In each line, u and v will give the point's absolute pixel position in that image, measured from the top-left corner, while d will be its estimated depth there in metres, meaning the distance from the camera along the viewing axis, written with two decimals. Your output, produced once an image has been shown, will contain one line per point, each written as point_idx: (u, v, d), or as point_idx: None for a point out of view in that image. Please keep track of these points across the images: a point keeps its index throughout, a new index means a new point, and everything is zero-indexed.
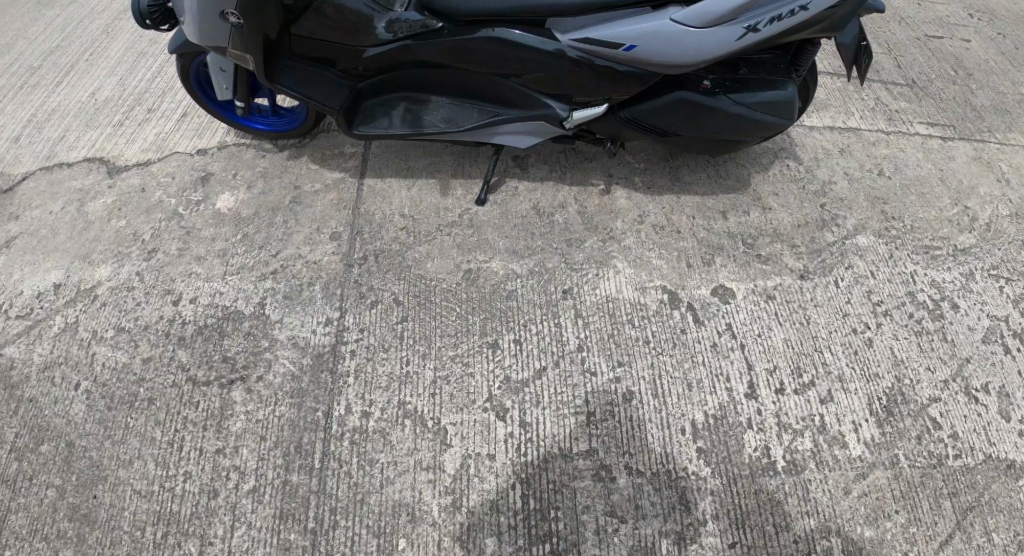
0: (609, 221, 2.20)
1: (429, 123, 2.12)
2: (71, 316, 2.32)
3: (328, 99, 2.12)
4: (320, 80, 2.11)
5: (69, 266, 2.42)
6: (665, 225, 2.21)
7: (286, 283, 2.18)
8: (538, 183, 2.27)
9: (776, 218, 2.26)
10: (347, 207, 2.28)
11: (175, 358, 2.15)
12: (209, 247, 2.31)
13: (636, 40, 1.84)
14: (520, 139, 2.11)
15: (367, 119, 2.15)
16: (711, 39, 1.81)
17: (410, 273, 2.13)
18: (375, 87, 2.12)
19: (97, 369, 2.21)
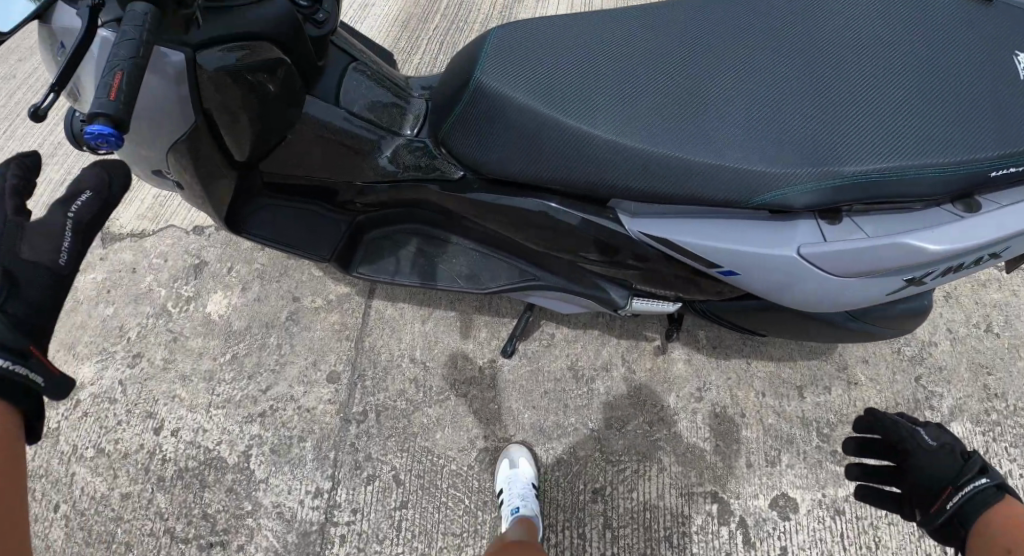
0: (662, 396, 1.81)
1: (446, 278, 1.70)
2: (54, 418, 2.05)
3: (314, 246, 1.67)
4: (306, 217, 1.66)
5: (53, 354, 2.12)
6: (729, 405, 1.80)
7: (275, 434, 1.89)
8: (582, 329, 1.89)
9: (863, 398, 1.81)
10: (351, 337, 1.95)
11: (152, 502, 1.91)
12: (194, 365, 2.01)
13: (741, 264, 1.41)
14: (557, 304, 1.72)
15: (371, 262, 1.72)
16: (845, 289, 1.40)
17: (415, 444, 1.80)
18: (378, 224, 1.71)
19: (78, 491, 1.95)
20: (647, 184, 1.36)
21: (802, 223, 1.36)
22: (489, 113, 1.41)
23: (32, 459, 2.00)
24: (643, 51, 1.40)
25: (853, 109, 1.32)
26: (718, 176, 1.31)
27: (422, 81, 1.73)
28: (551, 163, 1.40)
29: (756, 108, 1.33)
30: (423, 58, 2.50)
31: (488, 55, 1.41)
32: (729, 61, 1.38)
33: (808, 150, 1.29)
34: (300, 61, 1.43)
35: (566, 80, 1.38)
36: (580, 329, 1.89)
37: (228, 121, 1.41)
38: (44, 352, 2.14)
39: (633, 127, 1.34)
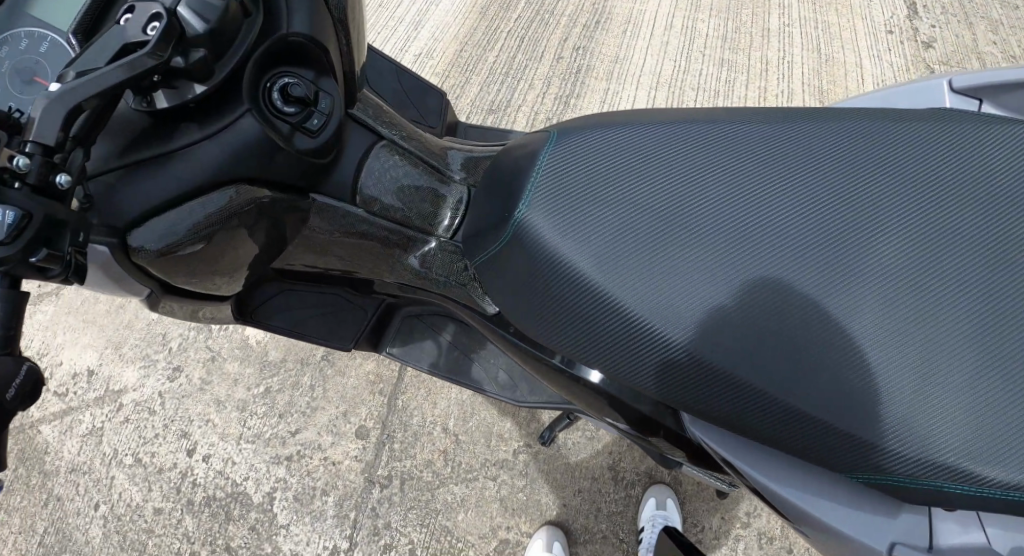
0: (703, 516, 1.66)
1: (477, 378, 1.60)
2: (98, 417, 2.00)
3: (340, 336, 1.57)
4: (326, 307, 1.56)
5: (104, 350, 2.07)
6: (776, 537, 1.62)
7: (299, 481, 1.85)
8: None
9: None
10: (384, 392, 1.88)
11: (181, 523, 1.87)
12: (229, 390, 1.97)
13: (807, 531, 1.11)
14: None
15: (402, 343, 1.63)
16: None
17: (436, 522, 1.73)
18: (409, 305, 1.62)
19: (117, 496, 1.90)
20: (701, 405, 1.08)
21: (906, 509, 1.08)
22: (528, 263, 1.14)
23: (76, 453, 1.96)
24: (744, 224, 1.08)
25: (989, 383, 1.01)
26: (792, 424, 1.04)
27: (462, 153, 1.53)
28: (587, 348, 1.12)
29: (864, 346, 1.03)
30: (499, 55, 2.30)
31: (544, 185, 1.13)
32: (852, 263, 1.05)
33: (914, 425, 1.00)
34: (292, 175, 1.22)
35: (633, 252, 1.09)
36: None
37: (214, 252, 1.18)
38: (94, 347, 2.07)
39: (700, 335, 1.05)
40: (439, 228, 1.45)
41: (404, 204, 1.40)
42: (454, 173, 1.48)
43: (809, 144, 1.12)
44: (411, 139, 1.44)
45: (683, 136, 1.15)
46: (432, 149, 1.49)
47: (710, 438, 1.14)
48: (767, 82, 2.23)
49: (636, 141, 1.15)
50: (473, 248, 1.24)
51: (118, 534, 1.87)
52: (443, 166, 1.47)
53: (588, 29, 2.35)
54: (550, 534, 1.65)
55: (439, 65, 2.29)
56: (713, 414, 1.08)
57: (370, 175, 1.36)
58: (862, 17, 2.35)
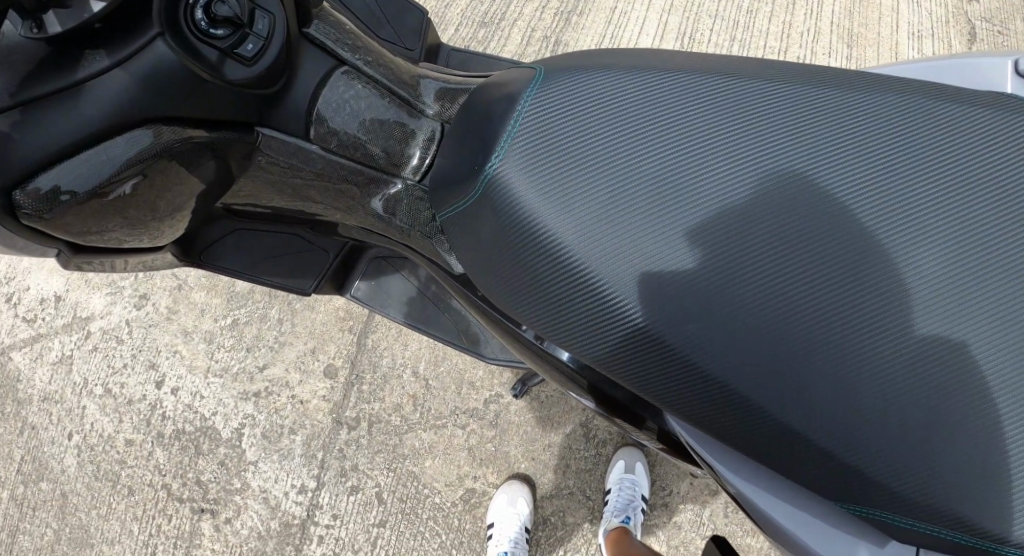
0: (675, 481, 1.67)
1: (449, 330, 1.51)
2: (67, 345, 1.95)
3: (299, 280, 1.46)
4: (285, 247, 1.45)
5: (70, 276, 1.99)
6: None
7: (267, 418, 1.81)
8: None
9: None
10: (353, 329, 1.81)
11: (151, 455, 1.84)
12: (197, 321, 1.91)
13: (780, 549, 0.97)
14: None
15: (369, 284, 1.53)
16: None
17: (403, 467, 1.70)
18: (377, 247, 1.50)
19: (89, 426, 1.88)
20: (665, 402, 0.95)
21: (894, 545, 0.91)
22: (492, 224, 1.00)
23: (47, 381, 1.92)
24: (739, 204, 0.94)
25: (994, 417, 0.87)
26: (761, 434, 0.91)
27: (434, 81, 1.28)
28: (543, 328, 0.99)
29: (858, 354, 0.89)
30: None
31: (522, 136, 0.99)
32: (856, 257, 0.91)
33: (899, 450, 0.87)
34: (234, 110, 1.07)
35: (609, 226, 0.95)
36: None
37: (145, 200, 1.07)
38: (60, 272, 2.00)
39: (669, 326, 0.92)
40: (406, 168, 1.23)
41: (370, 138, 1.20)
42: (424, 105, 1.24)
43: (832, 114, 0.96)
44: (376, 65, 1.21)
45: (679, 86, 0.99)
46: (401, 78, 1.24)
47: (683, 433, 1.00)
48: (790, 5, 2.00)
49: (631, 100, 0.99)
50: (437, 196, 1.08)
51: (91, 464, 1.85)
52: (413, 97, 1.24)
53: None
54: (515, 490, 1.64)
55: None
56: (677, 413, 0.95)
57: (332, 100, 1.16)
58: None
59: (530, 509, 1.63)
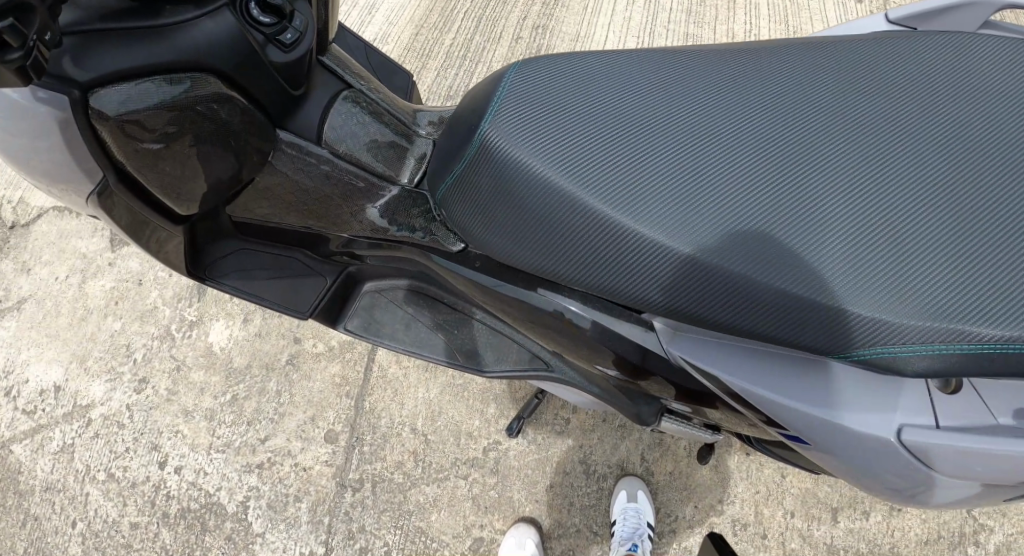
0: (677, 506, 1.74)
1: (440, 350, 1.39)
2: (68, 433, 1.93)
3: (293, 303, 1.40)
4: (279, 271, 1.40)
5: (68, 364, 1.99)
6: (751, 524, 1.72)
7: (272, 488, 1.81)
8: (602, 417, 1.80)
9: (902, 528, 1.71)
10: (351, 394, 1.85)
11: (158, 537, 1.81)
12: (196, 400, 1.92)
13: (812, 433, 1.03)
14: (579, 401, 1.40)
15: (361, 322, 1.42)
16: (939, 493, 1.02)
17: (410, 523, 1.73)
18: (372, 278, 1.42)
19: (93, 512, 1.85)
20: (683, 303, 1.00)
21: (907, 387, 1.00)
22: (497, 184, 1.05)
23: (49, 471, 1.89)
24: (719, 120, 1.02)
25: (1002, 247, 0.92)
26: (796, 317, 0.95)
27: (431, 113, 1.43)
28: (572, 262, 1.04)
29: (865, 229, 0.95)
30: (456, 38, 2.15)
31: (505, 102, 1.05)
32: (839, 150, 0.99)
33: (929, 301, 0.92)
34: (262, 98, 1.19)
35: (596, 151, 1.01)
36: (600, 419, 1.80)
37: (189, 151, 1.15)
38: (58, 361, 2.00)
39: (687, 230, 0.97)
40: (404, 176, 1.31)
41: (371, 156, 1.30)
42: (417, 129, 1.38)
43: (767, 57, 1.08)
44: (375, 91, 1.37)
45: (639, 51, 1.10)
46: (399, 108, 1.40)
47: (683, 334, 1.09)
48: None
49: (595, 55, 1.09)
50: (434, 182, 1.14)
51: (97, 551, 1.81)
52: (407, 121, 1.38)
53: (546, 7, 2.23)
54: (523, 533, 1.67)
55: (394, 50, 2.15)
56: (710, 318, 1.00)
57: (338, 118, 1.29)
58: None
59: (538, 550, 1.66)
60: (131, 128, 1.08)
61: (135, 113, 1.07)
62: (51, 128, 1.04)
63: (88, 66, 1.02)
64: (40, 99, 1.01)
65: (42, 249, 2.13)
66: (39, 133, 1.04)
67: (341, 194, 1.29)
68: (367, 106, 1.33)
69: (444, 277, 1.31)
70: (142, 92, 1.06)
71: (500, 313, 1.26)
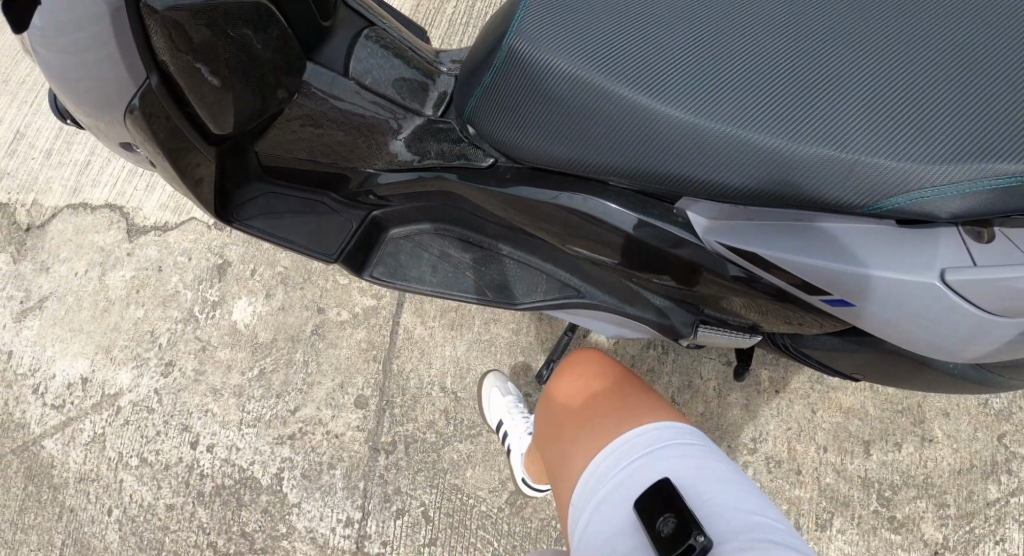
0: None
1: (468, 288, 1.42)
2: (98, 423, 1.88)
3: (322, 245, 1.39)
4: (308, 213, 1.39)
5: (94, 355, 1.94)
6: (784, 460, 1.73)
7: (305, 458, 1.81)
8: (628, 364, 1.82)
9: (935, 458, 1.71)
10: (378, 358, 1.86)
11: (194, 516, 1.79)
12: (224, 378, 1.89)
13: (854, 289, 1.06)
14: (608, 329, 1.44)
15: (388, 266, 1.44)
16: (967, 342, 1.06)
17: (444, 482, 1.74)
18: (397, 222, 1.44)
19: (128, 498, 1.82)
20: (709, 179, 1.02)
21: (943, 238, 1.00)
22: (527, 88, 1.08)
23: (80, 461, 1.86)
24: (737, 6, 1.04)
25: (1020, 86, 0.94)
26: (832, 177, 0.97)
27: (454, 53, 1.47)
28: (607, 150, 1.06)
29: (885, 85, 0.97)
30: (458, 5, 2.15)
31: (529, 10, 1.07)
32: (859, 21, 1.01)
33: (951, 146, 0.93)
34: (294, 19, 1.24)
35: (613, 41, 1.04)
36: (626, 365, 1.82)
37: (218, 74, 1.16)
38: (85, 354, 1.95)
39: (717, 103, 0.99)
40: (428, 104, 1.38)
41: (396, 88, 1.37)
42: (441, 67, 1.43)
43: None
44: (398, 30, 1.44)
45: None
46: (423, 48, 1.45)
47: (719, 215, 1.10)
48: None
49: None
50: (461, 93, 1.17)
51: (135, 535, 1.79)
52: (430, 60, 1.43)
53: None
54: None
55: None
56: (748, 190, 1.01)
57: (363, 52, 1.37)
58: None
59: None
60: (175, 27, 1.08)
61: (179, 10, 1.07)
62: (99, 17, 0.99)
63: None
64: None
65: (59, 245, 2.06)
66: (85, 23, 1.00)
67: (368, 126, 1.35)
68: (391, 45, 1.40)
69: (475, 203, 1.33)
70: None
71: (530, 227, 1.28)
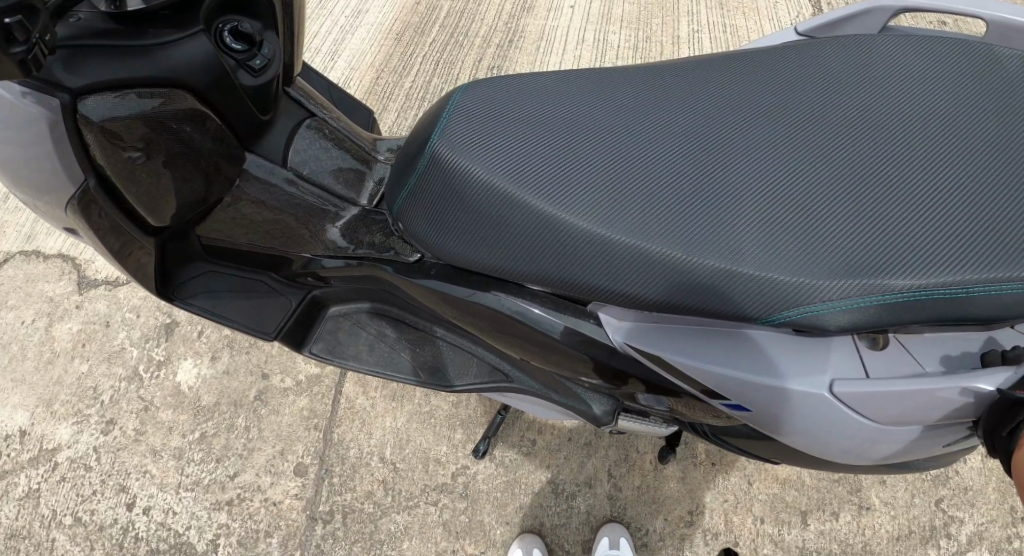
0: (647, 520, 1.78)
1: (405, 369, 1.45)
2: (34, 479, 1.84)
3: (260, 324, 1.44)
4: (248, 291, 1.45)
5: (35, 409, 1.91)
6: (722, 532, 1.76)
7: (242, 525, 1.78)
8: (567, 437, 1.86)
9: (873, 525, 1.75)
10: (319, 426, 1.87)
11: None
12: (165, 438, 1.87)
13: (757, 396, 1.10)
14: (540, 412, 1.47)
15: (327, 342, 1.47)
16: (863, 446, 1.10)
17: (382, 552, 1.73)
18: (336, 299, 1.49)
19: None
20: (621, 286, 1.06)
21: (836, 345, 1.07)
22: (448, 192, 1.11)
23: (11, 519, 1.79)
24: (647, 116, 1.11)
25: (906, 207, 1.00)
26: (732, 290, 1.01)
27: (392, 141, 1.55)
28: (522, 255, 1.10)
29: (786, 204, 1.02)
30: (415, 79, 2.21)
31: (452, 119, 1.12)
32: (762, 133, 1.08)
33: (845, 263, 0.98)
34: (233, 120, 1.29)
35: (532, 152, 1.08)
36: (564, 438, 1.86)
37: (149, 169, 1.20)
38: (24, 407, 1.91)
39: (629, 215, 1.04)
40: (364, 195, 1.42)
41: (333, 178, 1.41)
42: (379, 155, 1.50)
43: (692, 74, 1.17)
44: (338, 120, 1.49)
45: (573, 73, 1.18)
46: (362, 136, 1.52)
47: (631, 318, 1.15)
48: None
49: (530, 76, 1.17)
50: (389, 193, 1.20)
51: None
52: (369, 149, 1.49)
53: (501, 49, 2.29)
54: (529, 542, 1.71)
55: (355, 93, 2.18)
56: (653, 299, 1.05)
57: (302, 142, 1.42)
58: (768, 18, 2.38)
59: None
60: (113, 134, 1.13)
61: (116, 120, 1.12)
62: (37, 126, 1.07)
63: (80, 74, 1.07)
64: (27, 97, 1.06)
65: (6, 295, 2.04)
66: (25, 132, 1.08)
67: (307, 213, 1.39)
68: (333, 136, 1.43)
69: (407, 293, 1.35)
70: (126, 98, 1.12)
71: (461, 322, 1.31)
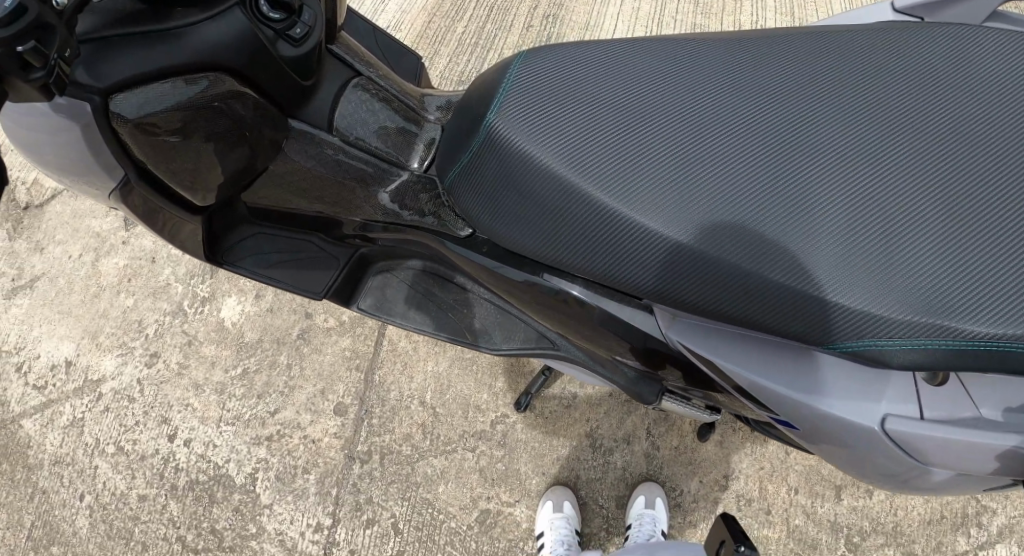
0: (683, 479, 1.78)
1: (450, 329, 1.48)
2: (79, 407, 1.88)
3: (310, 283, 1.48)
4: (298, 251, 1.48)
5: (81, 340, 1.94)
6: (755, 499, 1.75)
7: (281, 461, 1.80)
8: (608, 394, 1.85)
9: (906, 506, 1.72)
10: (361, 367, 1.88)
11: (166, 508, 1.77)
12: (208, 373, 1.90)
13: (805, 419, 1.11)
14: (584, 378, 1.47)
15: (373, 300, 1.51)
16: (900, 479, 1.11)
17: (416, 495, 1.75)
18: (385, 259, 1.51)
19: (101, 485, 1.80)
20: (671, 286, 1.06)
21: (896, 379, 1.07)
22: (503, 173, 1.10)
23: (56, 445, 1.84)
24: (713, 104, 1.06)
25: (973, 235, 0.98)
26: (784, 302, 1.00)
27: (441, 99, 1.52)
28: (571, 245, 1.09)
29: (850, 216, 0.99)
30: (467, 26, 2.19)
31: (509, 95, 1.08)
32: (838, 135, 1.03)
33: (903, 288, 0.97)
34: (272, 91, 1.26)
35: (592, 141, 1.06)
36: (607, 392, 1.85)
37: (185, 150, 1.21)
38: (71, 338, 1.94)
39: (687, 218, 1.02)
40: (414, 160, 1.42)
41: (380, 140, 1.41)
42: (428, 114, 1.48)
43: (766, 51, 1.10)
44: (386, 78, 1.46)
45: (639, 45, 1.12)
46: (410, 93, 1.49)
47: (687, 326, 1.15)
48: None
49: (594, 48, 1.12)
50: (443, 165, 1.19)
51: (105, 523, 1.76)
52: (418, 108, 1.47)
53: None
54: (561, 495, 1.72)
55: (406, 38, 2.16)
56: (703, 300, 1.05)
57: (349, 105, 1.38)
58: None
59: (576, 511, 1.71)
60: (149, 125, 1.15)
61: (148, 114, 1.14)
62: (70, 130, 1.09)
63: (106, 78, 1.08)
64: (54, 110, 1.07)
65: (56, 228, 2.07)
66: (60, 136, 1.11)
67: (357, 176, 1.40)
68: (378, 94, 1.42)
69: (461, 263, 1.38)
70: (155, 90, 1.12)
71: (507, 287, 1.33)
